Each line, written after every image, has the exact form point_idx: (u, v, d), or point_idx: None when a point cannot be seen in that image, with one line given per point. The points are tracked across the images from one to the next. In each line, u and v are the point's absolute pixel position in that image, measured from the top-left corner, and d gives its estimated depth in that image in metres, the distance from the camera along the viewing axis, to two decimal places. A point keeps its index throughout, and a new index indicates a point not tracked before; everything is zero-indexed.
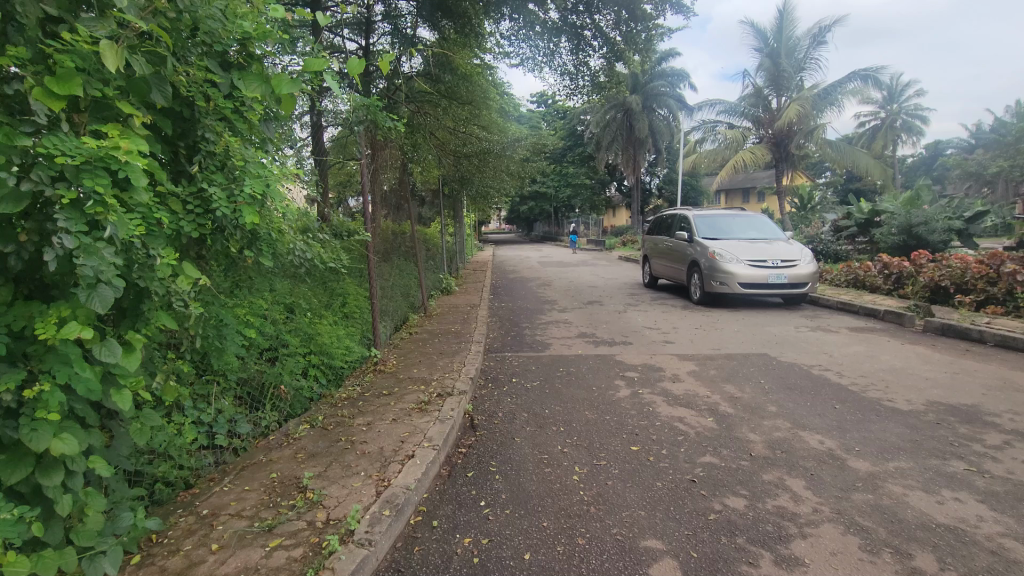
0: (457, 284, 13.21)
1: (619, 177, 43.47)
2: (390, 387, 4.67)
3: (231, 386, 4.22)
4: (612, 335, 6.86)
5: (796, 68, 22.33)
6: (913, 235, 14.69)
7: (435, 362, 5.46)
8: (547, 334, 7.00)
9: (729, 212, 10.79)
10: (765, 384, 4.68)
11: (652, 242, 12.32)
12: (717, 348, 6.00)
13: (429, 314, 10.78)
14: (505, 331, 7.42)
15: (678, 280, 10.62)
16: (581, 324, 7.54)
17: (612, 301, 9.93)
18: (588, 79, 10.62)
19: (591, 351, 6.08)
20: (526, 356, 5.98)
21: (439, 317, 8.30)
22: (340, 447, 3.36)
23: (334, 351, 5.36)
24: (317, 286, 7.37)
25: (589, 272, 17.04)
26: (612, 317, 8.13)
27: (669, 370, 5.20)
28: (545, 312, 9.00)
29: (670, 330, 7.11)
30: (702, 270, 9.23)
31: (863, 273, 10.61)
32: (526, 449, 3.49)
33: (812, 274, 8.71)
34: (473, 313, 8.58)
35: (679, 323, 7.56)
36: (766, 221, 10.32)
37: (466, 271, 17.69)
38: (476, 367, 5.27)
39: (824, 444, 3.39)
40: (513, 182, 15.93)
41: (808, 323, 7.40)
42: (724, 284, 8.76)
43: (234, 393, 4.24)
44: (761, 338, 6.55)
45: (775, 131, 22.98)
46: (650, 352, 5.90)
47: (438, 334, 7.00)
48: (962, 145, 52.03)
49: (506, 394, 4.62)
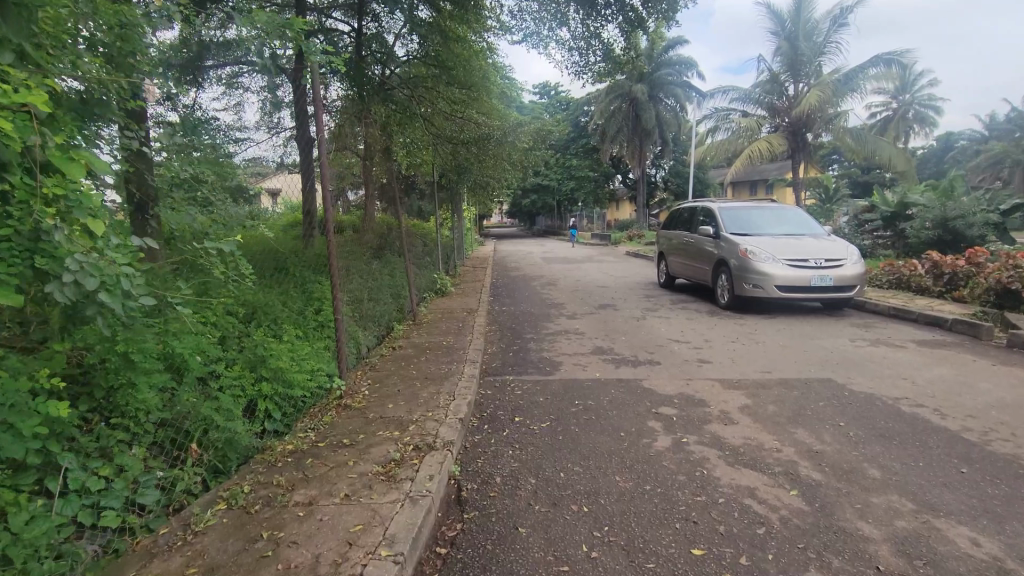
0: (453, 284, 12.08)
1: (624, 170, 42.23)
2: (354, 434, 3.54)
3: (144, 434, 3.13)
4: (634, 351, 5.72)
5: (815, 52, 21.04)
6: (949, 230, 13.50)
7: (417, 392, 4.33)
8: (557, 350, 5.88)
9: (755, 204, 9.67)
10: (849, 430, 3.55)
11: (669, 238, 11.15)
12: (766, 371, 4.86)
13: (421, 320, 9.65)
14: (506, 345, 6.28)
15: (700, 280, 9.48)
16: (596, 336, 6.40)
17: (627, 305, 8.78)
18: (600, 54, 9.43)
19: (612, 374, 4.95)
20: (531, 381, 4.85)
21: (428, 325, 7.25)
22: (256, 557, 2.23)
23: (290, 380, 4.24)
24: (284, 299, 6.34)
25: (596, 269, 15.91)
26: (631, 327, 6.99)
27: (715, 405, 4.07)
28: (552, 318, 7.87)
29: (702, 344, 5.97)
30: (731, 271, 8.09)
31: (909, 273, 9.46)
32: (536, 551, 2.36)
33: (860, 275, 7.55)
34: (469, 321, 7.46)
35: (711, 335, 6.41)
36: (798, 215, 9.21)
37: (465, 269, 16.58)
38: (468, 401, 4.14)
39: (982, 549, 2.27)
40: (517, 173, 14.76)
41: (865, 335, 6.26)
42: (758, 287, 7.61)
43: (145, 445, 3.14)
44: (815, 355, 5.40)
45: (793, 120, 21.77)
46: (685, 377, 4.78)
47: (426, 348, 5.90)
48: (976, 137, 50.63)
49: (507, 443, 3.49)
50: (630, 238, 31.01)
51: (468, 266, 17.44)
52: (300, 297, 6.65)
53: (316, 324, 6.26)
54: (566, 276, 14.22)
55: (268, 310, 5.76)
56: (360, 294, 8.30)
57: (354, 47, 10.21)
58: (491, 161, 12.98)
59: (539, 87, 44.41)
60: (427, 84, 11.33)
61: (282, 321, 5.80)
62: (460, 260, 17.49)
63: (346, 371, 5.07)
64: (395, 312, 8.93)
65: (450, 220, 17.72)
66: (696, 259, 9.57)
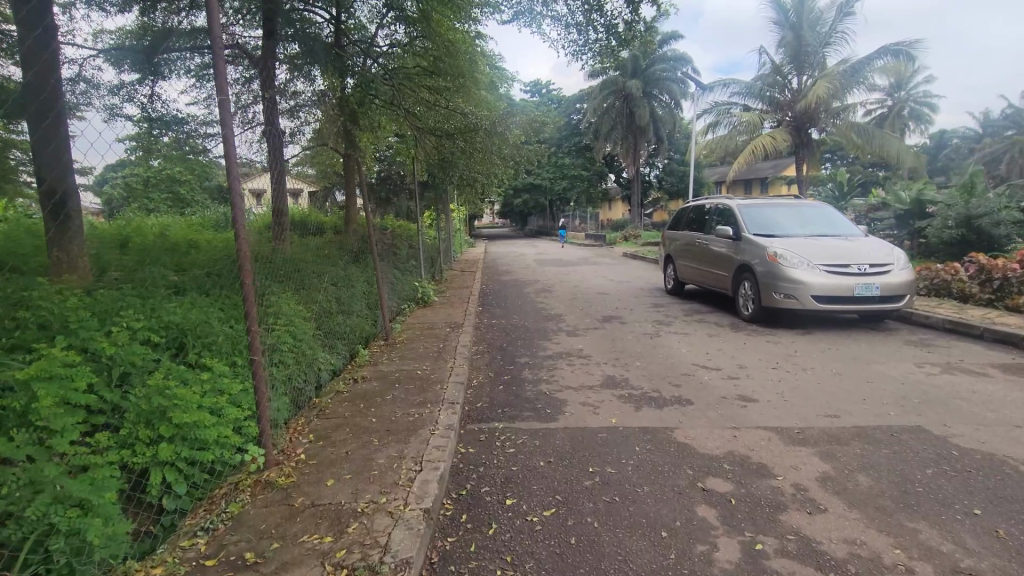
0: (437, 292, 10.90)
1: (617, 169, 41.23)
2: (267, 542, 2.37)
3: None
4: (655, 382, 4.59)
5: (820, 44, 19.99)
6: (974, 229, 12.23)
7: (371, 456, 3.16)
8: (558, 381, 4.73)
9: (779, 201, 8.54)
10: (992, 525, 2.44)
11: (678, 239, 10.00)
12: (833, 417, 3.73)
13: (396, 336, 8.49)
14: (495, 373, 5.12)
15: (715, 288, 8.36)
16: (605, 362, 5.26)
17: (636, 318, 7.66)
18: (601, 30, 8.34)
19: (631, 420, 3.82)
20: (527, 432, 3.69)
21: (401, 344, 6.11)
22: None
23: (206, 440, 3.01)
24: (233, 317, 5.24)
25: (594, 272, 14.78)
26: (646, 347, 5.87)
27: (782, 476, 2.95)
28: (548, 335, 6.75)
29: (738, 372, 4.83)
30: (757, 277, 6.96)
31: (950, 277, 8.34)
32: None
33: (908, 283, 6.44)
34: (453, 341, 6.29)
35: (743, 358, 5.28)
36: (829, 215, 8.10)
37: (453, 273, 15.40)
38: (441, 472, 2.97)
39: None
40: (508, 170, 13.57)
41: (930, 358, 5.15)
42: (791, 296, 6.49)
43: None
44: (884, 389, 4.27)
45: (796, 114, 20.74)
46: (730, 426, 3.64)
47: (395, 380, 4.73)
48: (971, 135, 49.83)
49: (491, 556, 2.33)
50: (625, 238, 30.03)
51: (455, 270, 16.28)
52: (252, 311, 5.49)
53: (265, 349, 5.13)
54: (560, 280, 13.08)
55: (203, 334, 4.59)
56: (327, 306, 7.14)
57: (333, 37, 9.07)
58: (480, 158, 11.77)
59: (531, 84, 43.38)
60: (413, 76, 10.16)
61: (221, 347, 4.62)
62: (447, 264, 16.30)
63: (293, 414, 3.89)
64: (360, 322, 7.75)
65: (436, 220, 16.54)
66: (711, 264, 8.43)
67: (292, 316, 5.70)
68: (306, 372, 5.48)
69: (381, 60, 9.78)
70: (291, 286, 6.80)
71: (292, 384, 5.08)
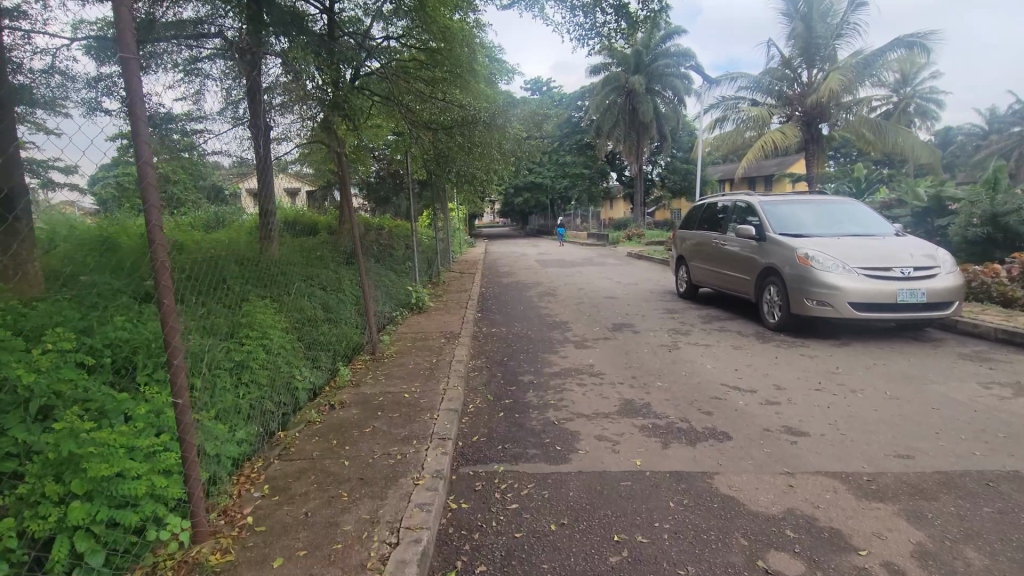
0: (433, 296, 10.22)
1: (619, 167, 40.50)
2: None
3: None
4: (683, 409, 3.91)
5: (831, 35, 19.24)
6: (1001, 227, 10.84)
7: (339, 520, 2.51)
8: (568, 407, 4.05)
9: (803, 198, 7.86)
10: None
11: (690, 239, 9.29)
12: (907, 459, 3.06)
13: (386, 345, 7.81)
14: (494, 396, 4.44)
15: (733, 293, 7.67)
16: (621, 381, 4.59)
17: (649, 326, 6.99)
18: (609, 11, 7.69)
19: (660, 462, 3.15)
20: (533, 478, 3.02)
21: (388, 360, 5.42)
22: None
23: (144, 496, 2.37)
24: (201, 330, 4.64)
25: (598, 274, 14.07)
26: (666, 362, 5.20)
27: (866, 550, 2.28)
28: (553, 347, 6.07)
29: (777, 395, 4.16)
30: (785, 281, 6.28)
31: (992, 280, 7.63)
32: None
33: (957, 289, 5.75)
34: (447, 355, 5.59)
35: (780, 376, 4.61)
36: (860, 213, 7.41)
37: (451, 275, 14.70)
38: (425, 545, 2.32)
39: None
40: (509, 167, 12.80)
41: (995, 377, 4.47)
42: (825, 303, 5.80)
43: None
44: (957, 419, 3.59)
45: (806, 108, 20.00)
46: (782, 471, 2.97)
47: (378, 407, 4.05)
48: (976, 131, 49.01)
49: None
50: (629, 237, 29.32)
51: (454, 271, 15.59)
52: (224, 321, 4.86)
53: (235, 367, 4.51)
54: (564, 282, 12.40)
55: None
56: (309, 315, 6.52)
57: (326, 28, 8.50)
58: (479, 156, 10.97)
59: (531, 82, 42.66)
60: (410, 70, 10.13)
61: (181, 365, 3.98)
62: (445, 266, 15.61)
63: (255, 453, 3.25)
64: (348, 330, 7.08)
65: (433, 220, 15.85)
66: (728, 265, 7.75)
67: (267, 329, 5.08)
68: (278, 393, 4.82)
69: (375, 55, 9.21)
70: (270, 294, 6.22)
71: (262, 407, 4.42)
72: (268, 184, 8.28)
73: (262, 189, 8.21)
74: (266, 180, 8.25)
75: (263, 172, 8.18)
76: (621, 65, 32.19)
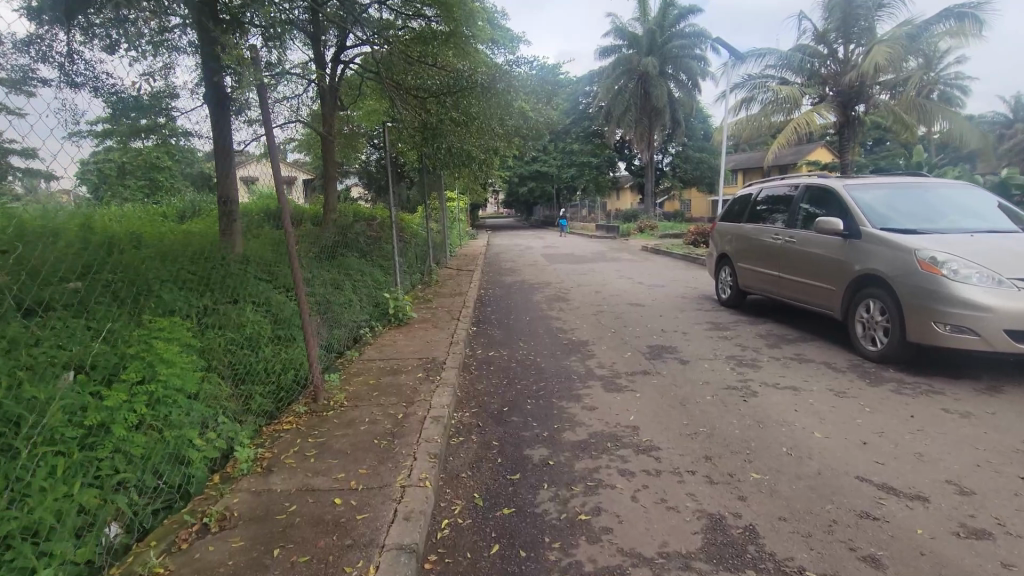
0: (420, 300, 8.52)
1: (629, 155, 38.68)
2: None
3: None
4: (826, 551, 2.17)
5: (873, 6, 17.26)
6: None
7: None
8: (614, 537, 2.32)
9: (897, 179, 6.01)
10: None
11: (735, 232, 7.48)
12: None
13: (347, 357, 6.10)
14: (483, 498, 2.72)
15: (800, 300, 5.89)
16: (692, 470, 2.85)
17: (699, 351, 5.25)
18: None
19: None
20: None
21: (330, 415, 3.72)
22: None
23: None
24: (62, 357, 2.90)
25: (613, 272, 12.35)
26: (747, 422, 3.45)
27: None
28: (574, 388, 4.32)
29: (973, 513, 2.41)
30: (896, 295, 4.50)
31: None
32: None
33: None
34: (420, 405, 3.84)
35: (949, 464, 2.84)
36: (978, 200, 5.56)
37: (446, 271, 13.02)
38: None
39: None
40: (514, 145, 10.89)
41: None
42: (964, 330, 4.04)
43: None
44: None
45: (841, 87, 18.08)
46: None
47: (277, 533, 2.35)
48: (1000, 120, 47.06)
49: None
50: (640, 229, 27.58)
51: (451, 267, 13.86)
52: (114, 345, 3.27)
53: (104, 427, 2.75)
54: (577, 283, 10.62)
55: None
56: (251, 330, 4.85)
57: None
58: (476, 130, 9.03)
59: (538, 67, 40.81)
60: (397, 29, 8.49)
61: None
62: (440, 261, 13.92)
63: None
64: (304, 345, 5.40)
65: (428, 209, 14.07)
66: (794, 269, 5.97)
67: (169, 357, 3.32)
68: (178, 458, 3.04)
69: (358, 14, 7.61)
70: (194, 305, 4.62)
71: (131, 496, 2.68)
72: (226, 165, 6.82)
73: (219, 168, 6.75)
74: (225, 160, 6.83)
75: (221, 146, 6.80)
76: (634, 46, 30.30)
